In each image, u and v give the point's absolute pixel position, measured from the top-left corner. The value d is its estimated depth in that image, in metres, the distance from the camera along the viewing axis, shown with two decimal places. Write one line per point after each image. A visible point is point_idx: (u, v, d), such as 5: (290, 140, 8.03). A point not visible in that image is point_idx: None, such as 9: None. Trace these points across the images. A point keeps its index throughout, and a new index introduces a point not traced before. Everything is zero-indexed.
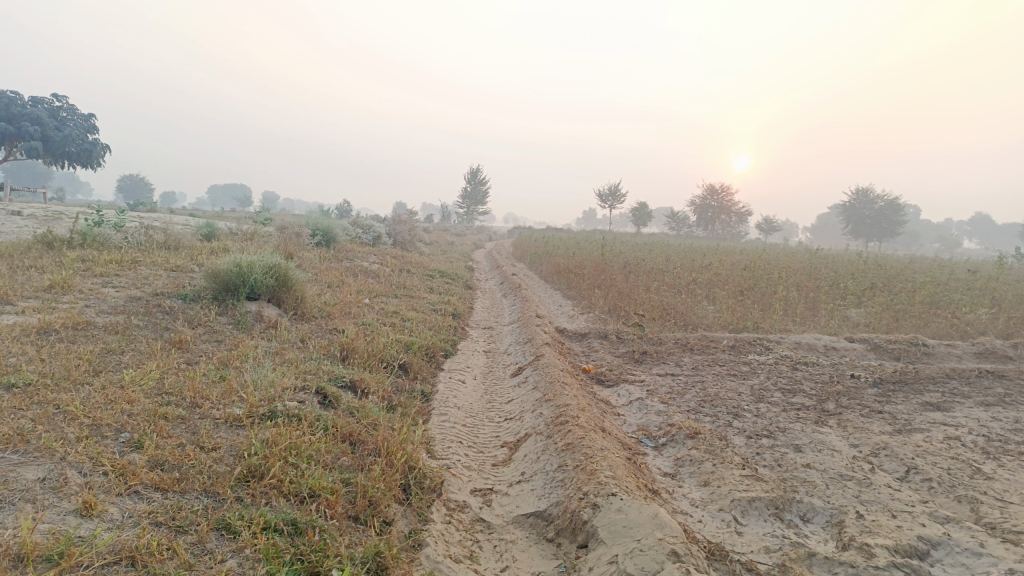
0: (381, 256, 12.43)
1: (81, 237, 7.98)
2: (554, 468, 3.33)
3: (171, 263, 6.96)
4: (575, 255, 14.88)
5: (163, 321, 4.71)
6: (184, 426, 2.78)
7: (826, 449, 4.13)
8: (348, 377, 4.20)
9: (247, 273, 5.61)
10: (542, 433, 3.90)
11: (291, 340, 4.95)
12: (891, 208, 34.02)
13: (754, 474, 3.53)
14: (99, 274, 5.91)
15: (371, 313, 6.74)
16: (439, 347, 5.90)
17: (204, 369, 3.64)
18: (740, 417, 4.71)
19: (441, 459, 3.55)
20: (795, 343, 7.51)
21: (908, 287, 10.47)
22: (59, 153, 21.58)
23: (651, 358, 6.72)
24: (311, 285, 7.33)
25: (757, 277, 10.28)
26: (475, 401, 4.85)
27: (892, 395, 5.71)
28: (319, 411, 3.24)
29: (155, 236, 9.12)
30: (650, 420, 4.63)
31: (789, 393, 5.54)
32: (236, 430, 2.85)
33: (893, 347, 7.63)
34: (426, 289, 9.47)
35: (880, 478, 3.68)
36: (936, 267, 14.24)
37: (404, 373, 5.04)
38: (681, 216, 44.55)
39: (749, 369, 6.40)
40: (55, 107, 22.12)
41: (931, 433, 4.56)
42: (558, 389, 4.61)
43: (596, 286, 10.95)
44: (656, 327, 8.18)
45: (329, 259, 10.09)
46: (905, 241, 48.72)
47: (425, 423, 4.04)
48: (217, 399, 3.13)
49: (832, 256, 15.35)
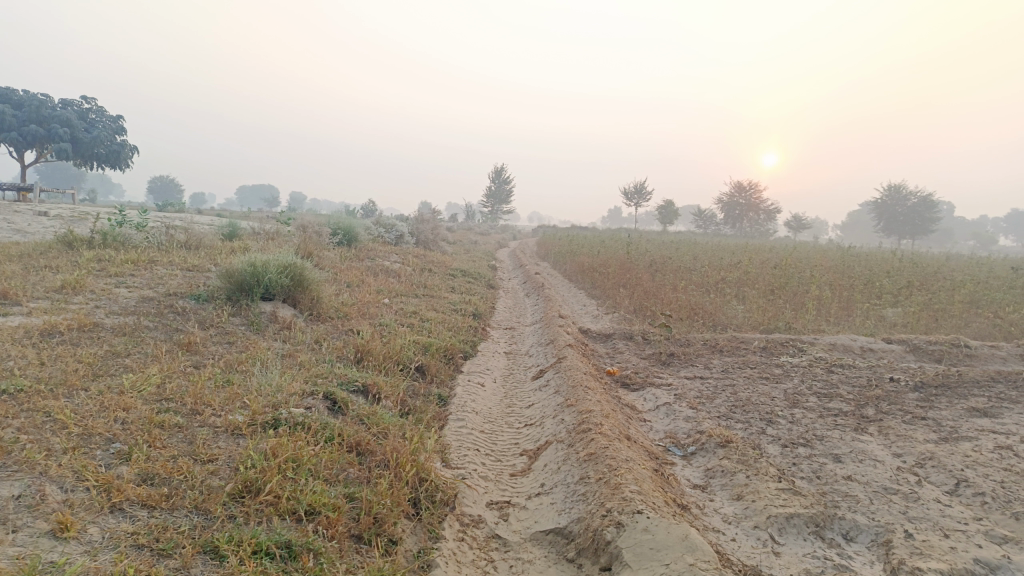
0: (403, 255, 12.32)
1: (102, 237, 7.93)
2: (575, 481, 3.12)
3: (188, 263, 6.86)
4: (599, 254, 14.62)
5: (174, 322, 4.58)
6: (181, 435, 2.62)
7: (867, 459, 3.87)
8: (361, 380, 4.02)
9: (261, 273, 5.46)
10: (564, 442, 3.69)
11: (306, 341, 4.80)
12: (925, 204, 33.21)
13: (791, 487, 3.29)
14: (114, 274, 5.82)
15: (390, 313, 6.57)
16: (458, 348, 5.72)
17: (209, 374, 3.48)
18: (774, 424, 4.45)
19: (457, 469, 3.35)
20: (830, 345, 7.21)
21: (947, 286, 10.07)
22: (89, 155, 21.83)
23: (679, 360, 6.48)
24: (330, 284, 7.20)
25: (789, 276, 9.95)
26: (494, 406, 4.66)
27: (935, 400, 5.40)
28: (326, 418, 3.07)
29: (177, 235, 9.07)
30: (677, 427, 4.41)
31: (825, 398, 5.27)
32: (236, 440, 2.68)
33: (933, 348, 7.29)
34: (447, 289, 9.30)
35: (928, 492, 3.40)
36: (975, 264, 13.77)
37: (422, 376, 4.87)
38: (708, 214, 43.96)
39: (782, 372, 6.12)
40: (84, 109, 22.39)
41: (980, 441, 4.26)
42: (581, 394, 4.39)
43: (621, 286, 10.72)
44: (684, 327, 7.93)
45: (351, 259, 9.96)
46: (940, 238, 47.56)
47: (441, 429, 3.85)
48: (219, 406, 2.97)
49: (865, 254, 14.90)
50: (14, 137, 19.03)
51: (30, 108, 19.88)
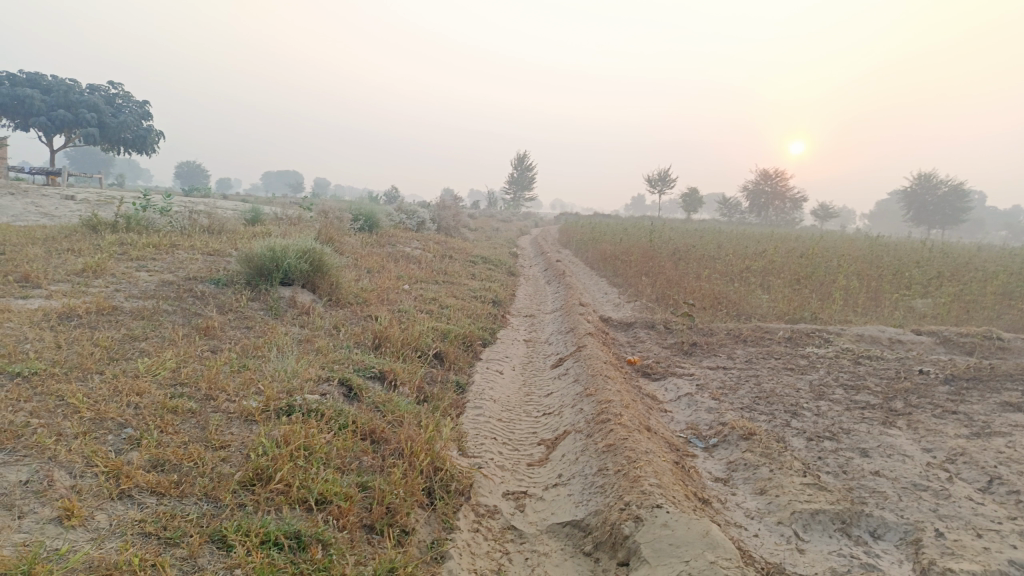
0: (425, 242, 12.29)
1: (126, 221, 7.97)
2: (593, 472, 3.05)
3: (209, 247, 6.87)
4: (622, 242, 14.47)
5: (193, 306, 4.57)
6: (194, 421, 2.59)
7: (896, 454, 3.75)
8: (378, 367, 3.98)
9: (281, 258, 5.44)
10: (582, 432, 3.62)
11: (324, 326, 4.78)
12: (956, 193, 32.49)
13: (816, 482, 3.19)
14: (135, 258, 5.83)
15: (409, 299, 6.54)
16: (477, 336, 5.67)
17: (225, 359, 3.46)
18: (799, 416, 4.35)
19: (473, 458, 3.30)
20: (857, 336, 7.05)
21: (979, 276, 9.81)
22: (116, 141, 22.05)
23: (701, 350, 6.37)
24: (350, 270, 7.17)
25: (816, 265, 9.75)
26: (512, 394, 4.60)
27: (966, 394, 5.25)
28: (341, 405, 3.03)
29: (199, 220, 9.10)
30: (699, 418, 4.32)
31: (852, 391, 5.15)
32: (249, 427, 2.65)
33: (964, 340, 7.10)
34: (468, 276, 9.24)
35: (959, 489, 3.29)
36: (1007, 254, 13.43)
37: (440, 362, 4.83)
38: (733, 202, 43.42)
39: (807, 363, 6.00)
40: (112, 94, 22.60)
41: (1014, 437, 4.12)
42: (600, 383, 4.32)
43: (643, 274, 10.59)
44: (707, 317, 7.80)
45: (372, 245, 9.94)
46: (971, 228, 46.62)
47: (458, 417, 3.81)
48: (234, 391, 2.94)
49: (893, 244, 14.57)
50: (43, 122, 19.27)
51: (59, 93, 20.12)
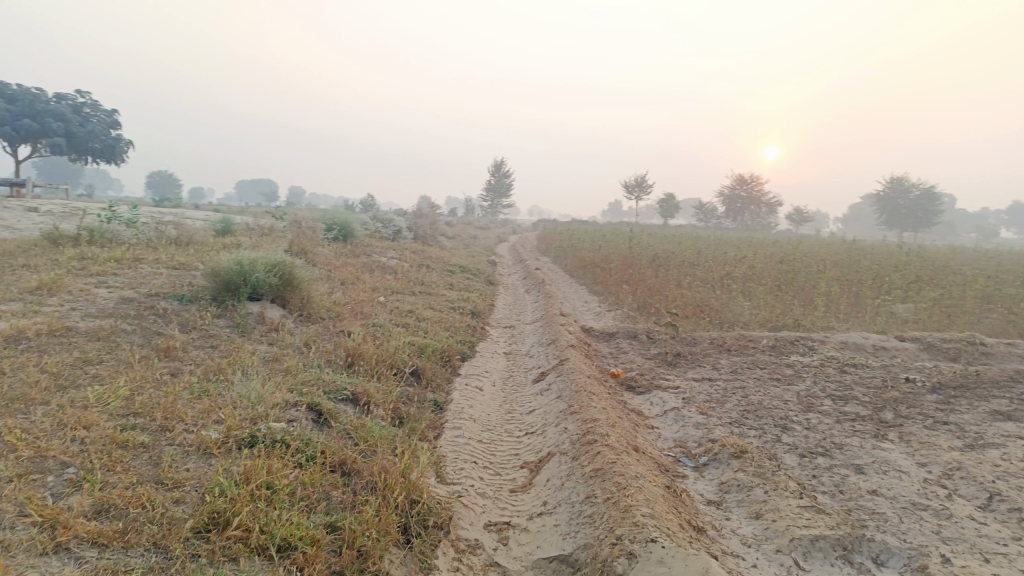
0: (401, 251, 12.06)
1: (89, 234, 7.67)
2: (581, 500, 2.87)
3: (175, 261, 6.60)
4: (601, 249, 14.37)
5: (154, 325, 4.32)
6: (146, 457, 2.38)
7: (891, 471, 3.61)
8: (350, 389, 3.76)
9: (249, 272, 5.19)
10: (567, 454, 3.44)
11: (294, 344, 4.56)
12: (926, 197, 32.88)
13: (814, 505, 3.04)
14: (96, 274, 5.56)
15: (385, 312, 6.32)
16: (455, 350, 5.47)
17: (185, 383, 3.23)
18: (789, 431, 4.21)
19: (452, 485, 3.10)
20: (841, 343, 6.96)
21: (957, 281, 9.80)
22: (84, 151, 21.54)
23: (685, 361, 6.23)
24: (323, 282, 6.95)
25: (796, 270, 9.69)
26: (493, 412, 4.41)
27: (955, 403, 5.15)
28: (309, 433, 2.82)
29: (168, 231, 8.80)
30: (687, 434, 4.17)
31: (841, 401, 5.02)
32: (207, 461, 2.44)
33: (948, 346, 7.03)
34: (445, 286, 9.03)
35: (960, 508, 3.16)
36: (982, 257, 13.52)
37: (417, 380, 4.63)
38: (708, 208, 43.61)
39: (793, 372, 5.87)
40: (79, 103, 22.07)
41: (1008, 449, 4.01)
42: (585, 400, 4.14)
43: (623, 282, 10.46)
44: (689, 326, 7.67)
45: (346, 255, 9.70)
46: (941, 231, 47.41)
47: (436, 440, 3.61)
48: (193, 421, 2.73)
49: (870, 248, 14.64)
50: (7, 132, 18.75)
51: (24, 102, 19.59)
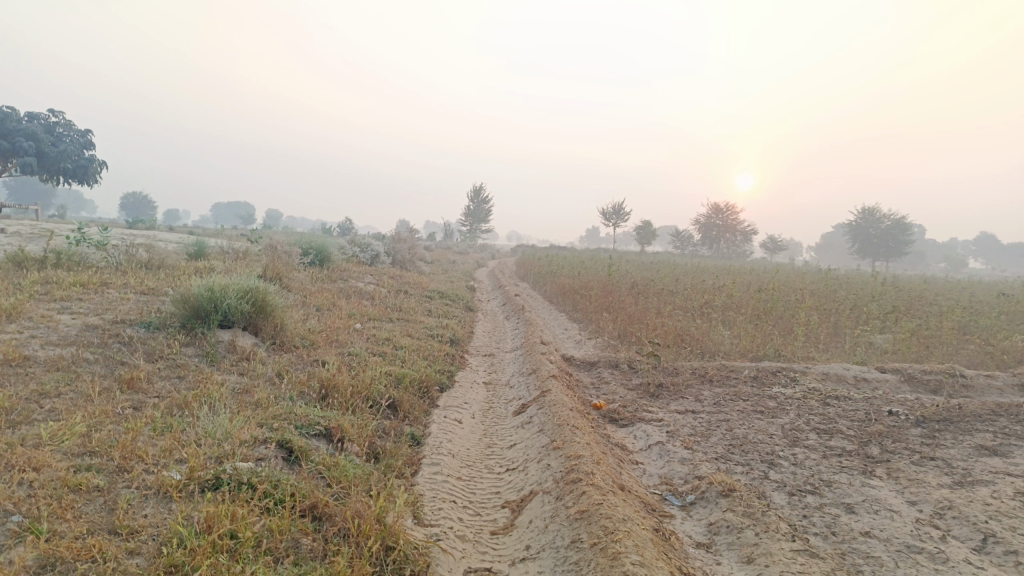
0: (378, 276, 11.90)
1: (56, 256, 7.43)
2: (566, 545, 2.73)
3: (144, 286, 6.39)
4: (580, 275, 14.31)
5: (119, 354, 4.13)
6: (100, 502, 2.20)
7: (882, 510, 3.51)
8: (323, 423, 3.60)
9: (220, 298, 5.02)
10: (551, 494, 3.30)
11: (266, 374, 4.39)
12: (898, 227, 33.41)
13: (808, 548, 2.92)
14: (60, 299, 5.34)
15: (362, 340, 6.16)
16: (434, 380, 5.32)
17: (148, 419, 3.05)
18: (776, 468, 4.11)
19: (430, 528, 2.95)
20: (822, 374, 6.91)
21: (933, 311, 9.85)
22: (56, 171, 21.15)
23: (668, 392, 6.13)
24: (298, 309, 6.77)
25: (775, 299, 9.68)
26: (472, 446, 4.26)
27: (940, 437, 5.08)
28: (280, 473, 2.66)
29: (138, 254, 8.57)
30: (672, 470, 4.05)
31: (826, 435, 4.94)
32: (167, 506, 2.27)
33: (928, 378, 7.01)
34: (423, 313, 8.89)
35: (955, 550, 3.05)
36: (955, 288, 13.66)
37: (394, 412, 4.48)
38: (685, 235, 43.93)
39: (776, 405, 5.79)
40: (52, 123, 21.72)
41: (998, 486, 3.94)
42: (568, 434, 4.01)
43: (603, 310, 10.39)
44: (670, 355, 7.59)
45: (322, 281, 9.53)
46: (912, 259, 48.19)
47: (413, 478, 3.46)
48: (155, 461, 2.56)
49: (844, 277, 14.74)
50: None
51: None
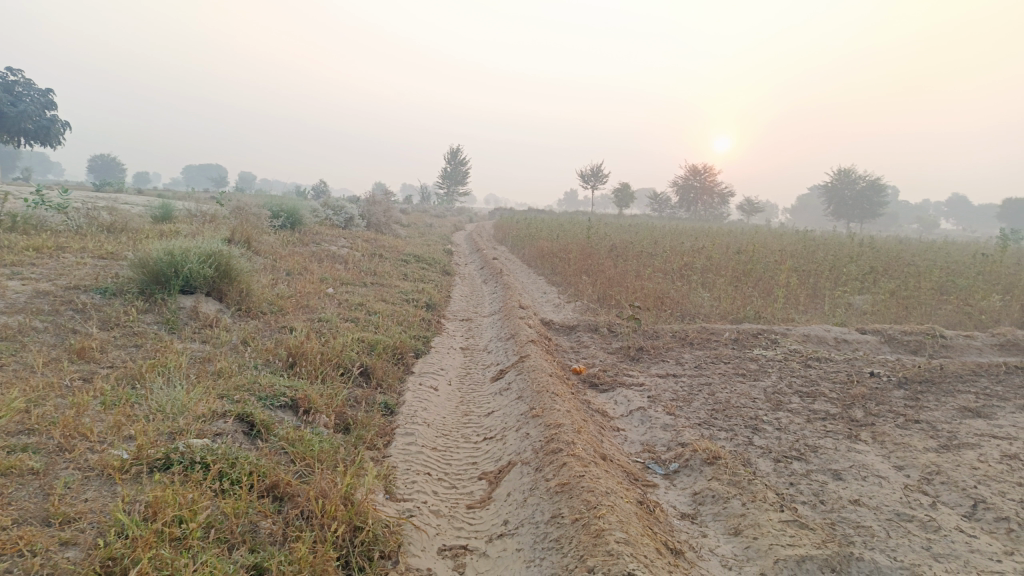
0: (352, 239, 11.62)
1: (10, 220, 7.06)
2: (546, 520, 2.58)
3: (103, 250, 6.09)
4: (559, 238, 14.14)
5: (71, 322, 3.89)
6: (34, 487, 2.01)
7: (870, 477, 3.42)
8: (289, 394, 3.40)
9: (181, 262, 4.76)
10: (530, 464, 3.15)
11: (230, 342, 4.18)
12: (873, 189, 33.48)
13: (796, 519, 2.81)
14: (11, 264, 5.04)
15: (333, 306, 5.95)
16: (408, 346, 5.13)
17: (97, 393, 2.84)
18: (761, 433, 4.00)
19: (402, 503, 2.79)
20: (803, 336, 6.82)
21: (911, 271, 9.81)
22: (16, 132, 20.34)
23: (648, 355, 6.00)
24: (266, 273, 6.52)
25: (754, 260, 9.57)
26: (448, 415, 4.10)
27: (923, 399, 5.01)
28: (238, 449, 2.47)
29: (100, 218, 8.20)
30: (655, 437, 3.93)
31: (809, 399, 4.85)
32: (110, 490, 2.08)
33: (909, 339, 6.96)
34: (399, 277, 8.67)
35: (946, 518, 2.96)
36: (932, 248, 13.66)
37: (366, 379, 4.30)
38: (662, 198, 43.75)
39: (758, 367, 5.70)
40: (10, 81, 20.79)
41: (984, 450, 3.86)
42: (547, 402, 3.86)
43: (582, 273, 10.24)
44: (651, 318, 7.46)
45: (293, 244, 9.25)
46: (886, 221, 48.55)
47: (385, 450, 3.29)
48: (101, 440, 2.36)
49: (821, 239, 14.69)
50: None
51: None
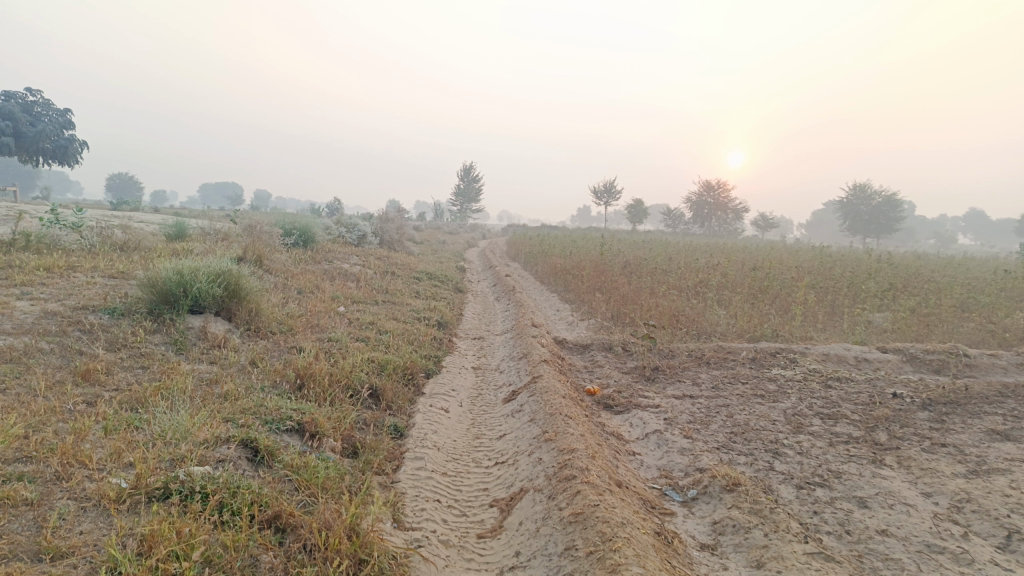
0: (365, 257, 11.60)
1: (23, 239, 7.07)
2: (559, 553, 2.48)
3: (114, 270, 6.06)
4: (572, 254, 14.06)
5: (78, 343, 3.84)
6: (27, 519, 1.93)
7: (898, 504, 3.28)
8: (295, 418, 3.33)
9: (190, 282, 4.71)
10: (543, 492, 3.05)
11: (238, 363, 4.12)
12: (889, 204, 33.18)
13: (821, 551, 2.68)
14: (21, 284, 5.02)
15: (344, 325, 5.89)
16: (419, 366, 5.05)
17: (99, 417, 2.77)
18: (782, 457, 3.87)
19: (411, 532, 2.70)
20: (822, 355, 6.67)
21: (931, 288, 9.63)
22: (35, 151, 20.58)
23: (664, 375, 5.89)
24: (277, 292, 6.48)
25: (771, 277, 9.43)
26: (459, 437, 4.00)
27: (949, 421, 4.85)
28: (240, 478, 2.39)
29: (113, 236, 8.21)
30: (672, 462, 3.81)
31: (830, 421, 4.71)
32: (106, 522, 2.00)
33: (931, 358, 6.79)
34: (411, 295, 8.61)
35: (980, 550, 2.82)
36: (951, 264, 13.44)
37: (376, 401, 4.22)
38: (676, 213, 43.63)
39: (776, 388, 5.56)
40: (29, 102, 21.08)
41: (1015, 475, 3.71)
42: (560, 425, 3.76)
43: (595, 290, 10.14)
44: (666, 337, 7.35)
45: (305, 262, 9.22)
46: (902, 237, 48.09)
47: (394, 475, 3.19)
48: (99, 469, 2.29)
49: (838, 255, 14.50)
50: None
51: None
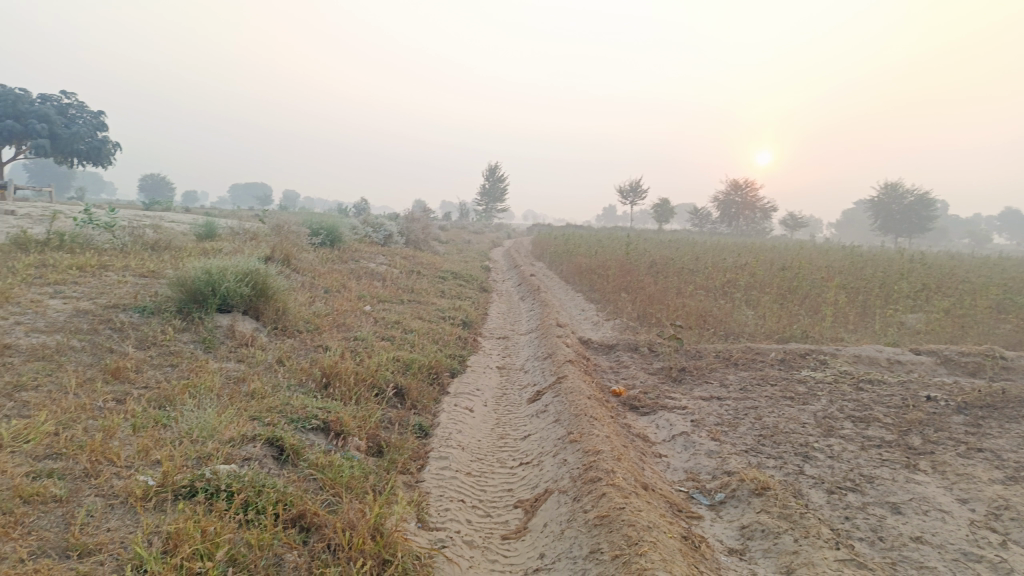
0: (391, 256, 11.64)
1: (57, 239, 7.19)
2: (584, 556, 2.45)
3: (144, 269, 6.14)
4: (598, 254, 13.99)
5: (108, 341, 3.89)
6: (55, 516, 1.95)
7: (932, 511, 3.19)
8: (320, 417, 3.33)
9: (218, 281, 4.75)
10: (568, 493, 3.02)
11: (265, 361, 4.14)
12: (922, 203, 32.56)
13: (853, 558, 2.62)
14: (55, 283, 5.10)
15: (370, 324, 5.90)
16: (444, 366, 5.04)
17: (128, 415, 2.80)
18: (812, 461, 3.80)
19: (435, 533, 2.68)
20: (853, 357, 6.54)
21: (967, 289, 9.40)
22: (69, 152, 20.98)
23: (691, 376, 5.82)
24: (303, 291, 6.52)
25: (800, 277, 9.28)
26: (483, 437, 3.99)
27: (985, 425, 4.73)
28: (265, 476, 2.40)
29: (144, 236, 8.33)
30: (699, 465, 3.76)
31: (862, 424, 4.61)
32: (133, 519, 2.01)
33: (967, 360, 6.62)
34: (436, 294, 8.62)
35: (1019, 559, 2.73)
36: (986, 264, 13.13)
37: (401, 400, 4.22)
38: (703, 213, 43.25)
39: (806, 390, 5.46)
40: (65, 104, 21.50)
41: None
42: (586, 426, 3.73)
43: (621, 290, 10.06)
44: (692, 337, 7.27)
45: (331, 262, 9.28)
46: (935, 236, 47.15)
47: (418, 475, 3.19)
48: (126, 466, 2.30)
49: (869, 255, 14.24)
50: None
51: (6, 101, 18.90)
